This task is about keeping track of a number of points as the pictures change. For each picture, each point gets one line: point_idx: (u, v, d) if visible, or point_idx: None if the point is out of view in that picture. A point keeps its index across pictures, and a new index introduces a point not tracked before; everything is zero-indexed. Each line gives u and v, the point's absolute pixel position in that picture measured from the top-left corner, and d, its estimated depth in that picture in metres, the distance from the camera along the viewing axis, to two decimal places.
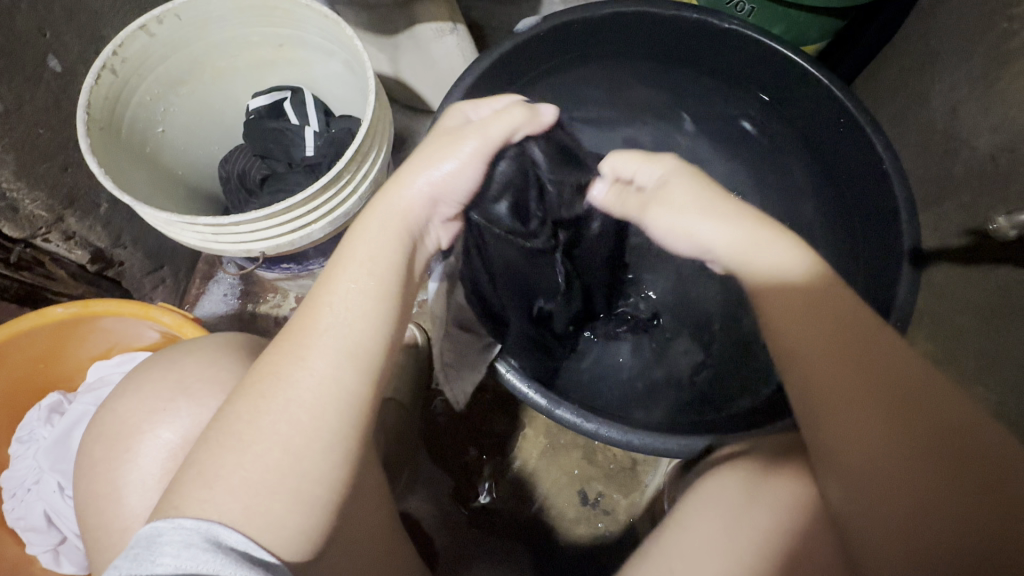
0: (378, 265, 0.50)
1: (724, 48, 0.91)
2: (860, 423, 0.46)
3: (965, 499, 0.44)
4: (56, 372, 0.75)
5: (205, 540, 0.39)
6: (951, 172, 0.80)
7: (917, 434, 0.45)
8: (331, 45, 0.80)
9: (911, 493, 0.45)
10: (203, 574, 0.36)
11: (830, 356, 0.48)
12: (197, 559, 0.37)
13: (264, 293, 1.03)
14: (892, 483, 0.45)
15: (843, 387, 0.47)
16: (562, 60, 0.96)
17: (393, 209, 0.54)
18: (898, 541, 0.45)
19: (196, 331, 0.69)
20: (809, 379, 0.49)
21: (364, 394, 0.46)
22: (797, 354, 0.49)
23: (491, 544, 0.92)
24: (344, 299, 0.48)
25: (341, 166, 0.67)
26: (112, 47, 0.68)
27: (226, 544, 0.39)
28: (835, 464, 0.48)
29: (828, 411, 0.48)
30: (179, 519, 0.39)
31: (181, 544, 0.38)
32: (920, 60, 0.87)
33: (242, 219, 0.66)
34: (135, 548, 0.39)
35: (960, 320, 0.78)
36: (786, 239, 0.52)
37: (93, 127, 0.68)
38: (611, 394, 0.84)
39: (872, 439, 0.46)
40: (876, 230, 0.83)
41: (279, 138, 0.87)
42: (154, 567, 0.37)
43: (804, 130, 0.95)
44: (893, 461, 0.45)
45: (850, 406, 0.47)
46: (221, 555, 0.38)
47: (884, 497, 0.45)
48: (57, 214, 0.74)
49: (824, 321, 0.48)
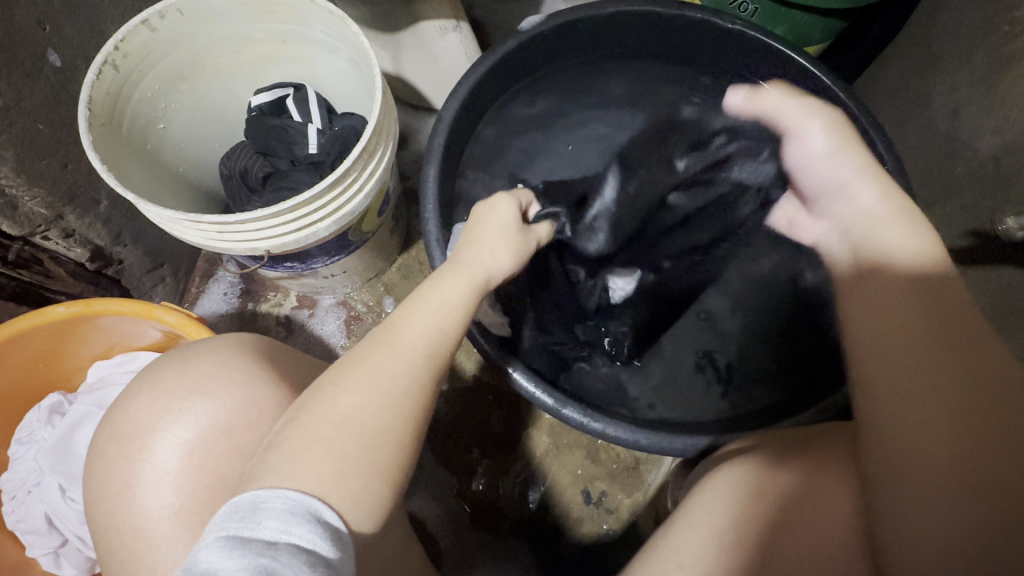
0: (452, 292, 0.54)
1: (728, 49, 0.92)
2: (902, 382, 0.51)
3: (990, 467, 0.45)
4: (55, 373, 0.74)
5: (306, 512, 0.40)
6: (954, 173, 0.81)
7: (962, 402, 0.48)
8: (335, 42, 0.79)
9: (938, 455, 0.47)
10: (305, 547, 0.37)
11: (896, 323, 0.53)
12: (300, 530, 0.38)
13: (266, 292, 1.03)
14: (922, 443, 0.48)
15: (894, 349, 0.53)
16: (566, 58, 0.95)
17: (455, 260, 0.58)
18: (917, 502, 0.47)
19: (200, 330, 0.68)
20: (862, 342, 0.56)
21: (383, 404, 0.47)
22: (864, 323, 0.56)
23: (495, 544, 0.93)
24: (422, 321, 0.52)
25: (348, 164, 0.66)
26: (114, 42, 0.67)
27: (322, 519, 0.40)
28: (871, 422, 0.52)
29: (876, 370, 0.53)
30: (282, 489, 0.40)
31: (285, 512, 0.39)
32: (922, 62, 0.87)
33: (247, 217, 0.65)
34: (237, 512, 0.39)
35: None
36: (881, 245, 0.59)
37: (94, 123, 0.67)
38: (616, 397, 0.83)
39: (910, 400, 0.50)
40: None
41: (281, 136, 0.87)
42: (259, 531, 0.37)
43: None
44: (932, 421, 0.48)
45: (896, 366, 0.52)
46: (320, 529, 0.39)
47: (912, 455, 0.48)
48: (56, 212, 0.72)
49: (896, 301, 0.55)
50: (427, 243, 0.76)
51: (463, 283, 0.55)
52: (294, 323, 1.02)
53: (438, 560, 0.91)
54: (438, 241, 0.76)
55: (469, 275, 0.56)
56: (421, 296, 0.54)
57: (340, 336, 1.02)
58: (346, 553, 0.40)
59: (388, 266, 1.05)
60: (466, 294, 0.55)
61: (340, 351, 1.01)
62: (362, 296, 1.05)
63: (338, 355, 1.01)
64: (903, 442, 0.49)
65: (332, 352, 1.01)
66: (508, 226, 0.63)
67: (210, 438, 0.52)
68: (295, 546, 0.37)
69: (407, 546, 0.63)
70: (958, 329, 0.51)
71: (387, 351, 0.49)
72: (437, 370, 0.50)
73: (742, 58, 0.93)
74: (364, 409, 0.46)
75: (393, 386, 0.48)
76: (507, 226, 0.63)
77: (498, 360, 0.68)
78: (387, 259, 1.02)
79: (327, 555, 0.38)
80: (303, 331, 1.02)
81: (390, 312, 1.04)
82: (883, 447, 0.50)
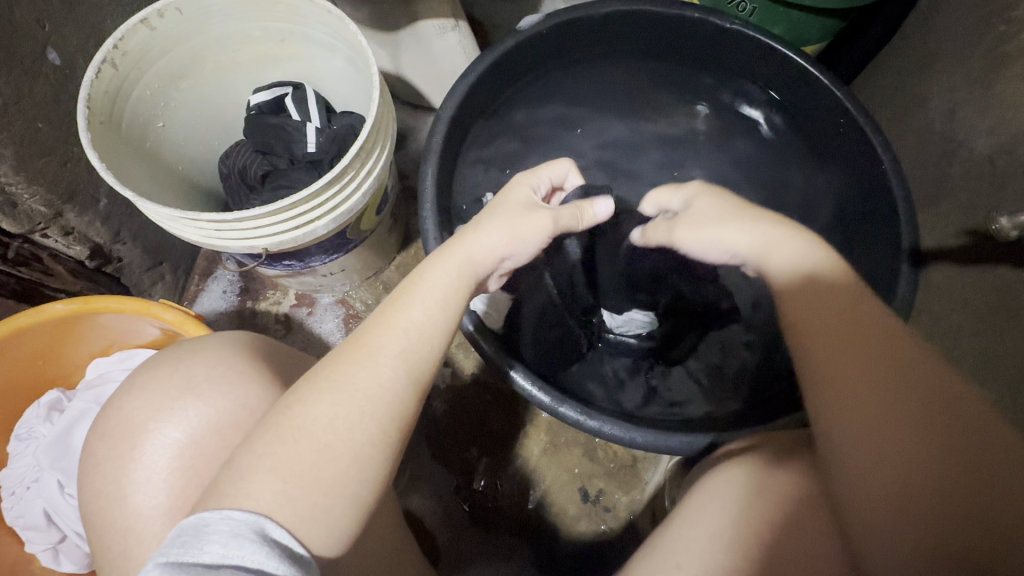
0: (449, 295, 0.55)
1: (726, 48, 0.92)
2: (857, 414, 0.47)
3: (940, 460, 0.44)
4: (55, 370, 0.75)
5: (252, 532, 0.40)
6: (949, 173, 0.81)
7: (906, 403, 0.46)
8: (334, 41, 0.79)
9: (909, 484, 0.44)
10: (248, 567, 0.37)
11: (833, 331, 0.49)
12: (243, 551, 0.38)
13: (264, 291, 1.03)
14: (890, 473, 0.45)
15: (846, 379, 0.48)
16: (565, 57, 0.96)
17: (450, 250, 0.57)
18: (895, 536, 0.44)
19: (198, 328, 0.68)
20: (811, 371, 0.50)
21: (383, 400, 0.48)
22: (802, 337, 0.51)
23: (493, 542, 0.93)
24: (421, 323, 0.52)
25: (346, 163, 0.66)
26: (113, 41, 0.67)
27: (270, 537, 0.41)
28: (834, 447, 0.48)
29: (828, 399, 0.48)
30: (227, 510, 0.41)
31: (229, 533, 0.39)
32: (919, 62, 0.87)
33: (244, 216, 0.65)
34: (180, 537, 0.39)
35: (957, 320, 0.78)
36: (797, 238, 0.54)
37: (93, 121, 0.67)
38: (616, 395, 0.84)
39: (868, 420, 0.46)
40: (874, 230, 0.83)
41: (280, 134, 0.87)
42: (201, 555, 0.38)
43: (803, 131, 0.95)
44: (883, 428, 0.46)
45: (848, 396, 0.47)
46: (265, 548, 0.40)
47: (882, 488, 0.45)
48: (55, 210, 0.73)
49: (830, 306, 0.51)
50: (426, 243, 0.77)
51: (451, 280, 0.55)
52: (292, 321, 1.03)
53: (436, 557, 0.92)
54: (438, 241, 0.76)
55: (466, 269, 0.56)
56: (410, 291, 0.54)
57: (339, 334, 1.02)
58: (297, 567, 0.40)
59: (387, 264, 1.06)
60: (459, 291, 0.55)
61: None
62: (361, 294, 1.05)
63: None
64: (873, 474, 0.45)
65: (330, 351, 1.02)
66: (525, 205, 0.62)
67: (209, 435, 0.52)
68: (237, 567, 0.37)
69: (404, 543, 0.64)
70: (895, 349, 0.48)
71: (371, 347, 0.50)
72: (429, 367, 0.51)
73: (739, 57, 0.93)
74: (360, 407, 0.47)
75: (389, 381, 0.49)
76: (524, 204, 0.62)
77: (497, 360, 0.68)
78: (385, 257, 1.03)
79: (272, 573, 0.38)
80: (301, 329, 1.03)
81: None
82: (852, 480, 0.46)
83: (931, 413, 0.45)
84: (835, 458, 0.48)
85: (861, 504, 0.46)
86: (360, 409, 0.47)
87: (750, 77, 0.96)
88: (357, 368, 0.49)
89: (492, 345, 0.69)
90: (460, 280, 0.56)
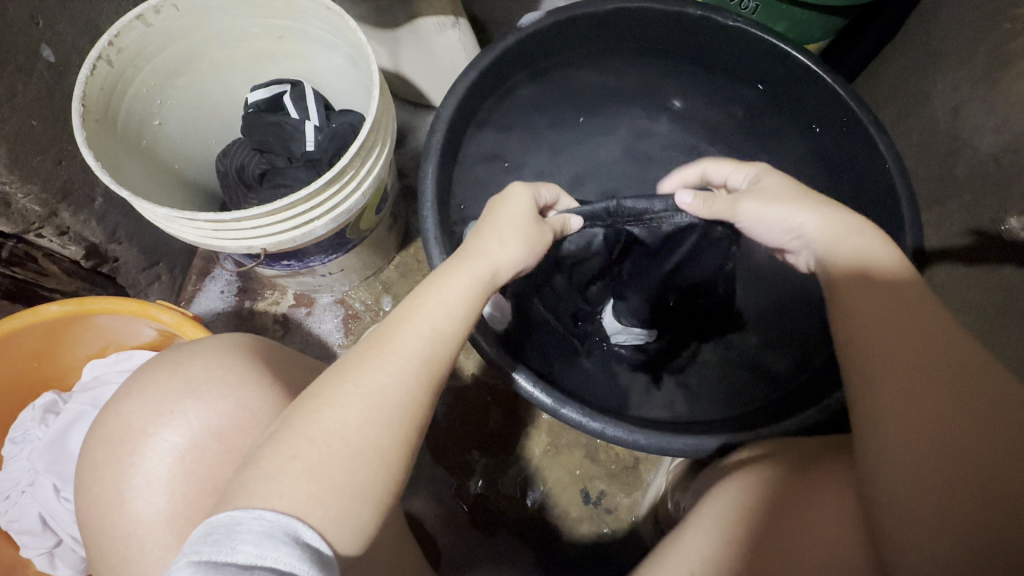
0: (452, 301, 0.53)
1: (728, 46, 0.91)
2: (898, 382, 0.48)
3: (972, 446, 0.44)
4: (51, 371, 0.74)
5: (284, 534, 0.39)
6: (954, 172, 0.81)
7: (945, 388, 0.46)
8: (333, 38, 0.78)
9: (940, 452, 0.45)
10: (281, 571, 0.37)
11: (879, 317, 0.51)
12: (277, 552, 0.38)
13: (262, 291, 1.02)
14: (923, 453, 0.45)
15: (889, 348, 0.50)
16: (566, 55, 0.95)
17: (466, 254, 0.57)
18: (919, 501, 0.45)
19: (196, 330, 0.67)
20: (854, 354, 0.52)
21: (384, 401, 0.47)
22: (848, 319, 0.53)
23: (494, 544, 0.92)
24: (422, 329, 0.51)
25: (346, 162, 0.65)
26: (108, 37, 0.66)
27: (302, 539, 0.40)
28: (867, 426, 0.49)
29: (866, 380, 0.50)
30: (259, 509, 0.40)
31: (262, 534, 0.38)
32: (923, 60, 0.87)
33: (245, 215, 0.64)
34: (212, 534, 0.39)
35: (962, 320, 0.78)
36: (852, 239, 0.56)
37: (88, 119, 0.66)
38: (621, 395, 0.83)
39: (904, 401, 0.47)
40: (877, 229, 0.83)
41: (278, 133, 0.86)
42: (235, 555, 0.37)
43: (806, 130, 0.94)
44: (918, 412, 0.46)
45: (890, 377, 0.49)
46: (298, 551, 0.39)
47: (914, 453, 0.46)
48: (50, 209, 0.72)
49: (883, 295, 0.52)
50: (427, 243, 0.76)
51: (464, 286, 0.54)
52: (290, 321, 1.02)
53: (436, 560, 0.91)
54: (438, 241, 0.76)
55: (474, 274, 0.55)
56: (419, 297, 0.53)
57: (338, 334, 1.02)
58: (328, 571, 0.39)
59: (386, 264, 1.05)
60: (462, 294, 0.54)
61: (338, 349, 1.01)
62: (360, 294, 1.04)
63: (336, 354, 1.01)
64: (908, 440, 0.46)
65: (329, 351, 1.01)
66: (522, 217, 0.60)
67: (205, 441, 0.51)
68: (270, 571, 0.36)
69: (405, 547, 0.63)
70: (940, 338, 0.49)
71: (382, 352, 0.49)
72: (432, 370, 0.50)
73: (742, 55, 0.92)
74: (364, 413, 0.46)
75: (393, 385, 0.48)
76: (520, 214, 0.61)
77: (498, 362, 0.67)
78: (385, 257, 1.02)
79: None
80: (300, 330, 1.02)
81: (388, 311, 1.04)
82: (882, 444, 0.48)
83: (972, 387, 0.46)
84: (869, 423, 0.49)
85: (890, 469, 0.47)
86: (364, 415, 0.46)
87: (753, 75, 0.95)
88: (364, 373, 0.48)
89: (495, 347, 0.68)
90: (471, 285, 0.55)
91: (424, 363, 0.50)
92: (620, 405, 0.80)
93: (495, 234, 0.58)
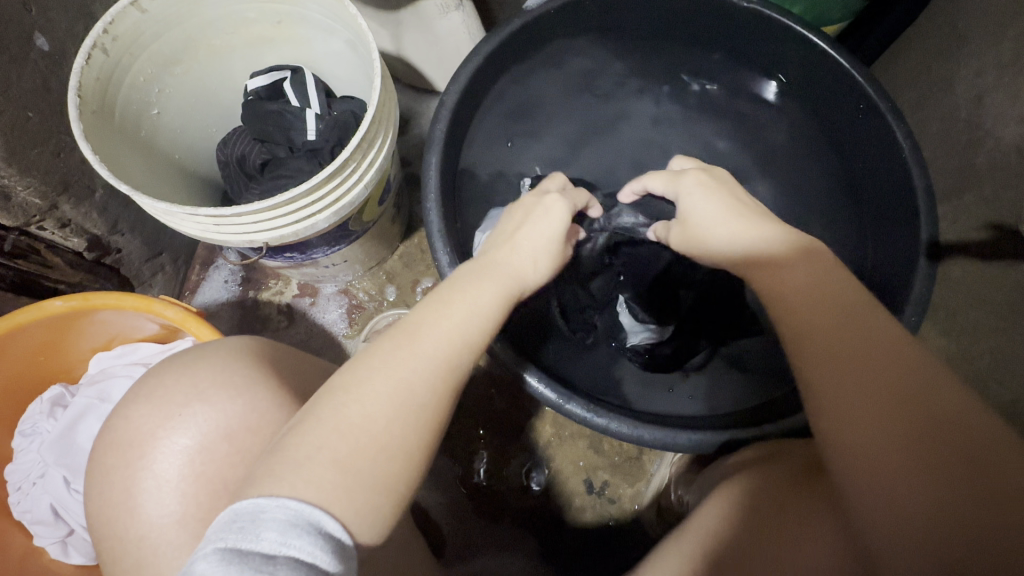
0: (481, 305, 0.53)
1: (741, 28, 0.88)
2: (860, 407, 0.44)
3: (944, 469, 0.41)
4: (57, 364, 0.74)
5: (307, 524, 0.39)
6: (973, 164, 0.78)
7: (907, 407, 0.43)
8: (333, 23, 0.76)
9: (914, 482, 0.41)
10: (304, 564, 0.37)
11: (835, 334, 0.47)
12: (301, 544, 0.38)
13: (266, 280, 1.02)
14: (892, 481, 0.42)
15: (843, 358, 0.46)
16: (572, 39, 0.92)
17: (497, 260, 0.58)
18: (901, 523, 0.41)
19: (201, 326, 0.66)
20: (809, 374, 0.48)
21: (418, 400, 0.47)
22: (803, 338, 0.49)
23: (498, 533, 0.93)
24: (449, 329, 0.50)
25: (346, 155, 0.64)
26: (102, 25, 0.65)
27: (325, 531, 0.40)
28: (835, 453, 0.45)
29: (826, 404, 0.46)
30: (283, 499, 0.40)
31: (286, 525, 0.38)
32: (946, 42, 0.83)
33: (241, 211, 0.63)
34: (238, 521, 0.38)
35: (977, 316, 0.77)
36: (808, 245, 0.54)
37: (85, 110, 0.65)
38: (634, 389, 0.82)
39: (866, 425, 0.44)
40: (892, 221, 0.81)
41: (278, 122, 0.84)
42: (260, 544, 0.37)
43: (818, 116, 0.92)
44: (882, 435, 0.43)
45: (851, 399, 0.45)
46: (320, 542, 0.39)
47: (883, 472, 0.42)
48: (51, 201, 0.71)
49: (835, 307, 0.49)
50: (430, 235, 0.75)
51: (497, 293, 0.54)
52: (295, 311, 1.02)
53: (442, 548, 0.92)
54: (442, 235, 0.75)
55: (495, 277, 0.56)
56: (449, 297, 0.53)
57: (342, 324, 1.02)
58: (346, 562, 0.40)
59: (390, 254, 1.04)
60: (490, 294, 0.54)
61: (342, 339, 1.01)
62: (364, 284, 1.04)
63: (340, 344, 1.01)
64: (876, 459, 0.43)
65: (334, 342, 1.01)
66: (554, 231, 0.62)
67: (212, 443, 0.51)
68: (295, 563, 0.37)
69: (410, 542, 0.64)
70: (901, 352, 0.45)
71: (407, 349, 0.48)
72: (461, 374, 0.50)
73: (758, 39, 0.89)
74: (390, 416, 0.45)
75: (420, 385, 0.47)
76: (552, 228, 0.61)
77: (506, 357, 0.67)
78: (388, 247, 1.01)
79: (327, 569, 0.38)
80: (304, 320, 1.02)
81: (393, 301, 1.03)
82: (851, 471, 0.44)
83: (937, 406, 0.42)
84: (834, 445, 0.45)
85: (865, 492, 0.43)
86: (393, 412, 0.45)
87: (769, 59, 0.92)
88: (386, 371, 0.47)
89: (505, 346, 0.68)
90: (497, 288, 0.55)
91: (455, 363, 0.50)
92: (632, 402, 0.79)
93: (524, 237, 0.60)
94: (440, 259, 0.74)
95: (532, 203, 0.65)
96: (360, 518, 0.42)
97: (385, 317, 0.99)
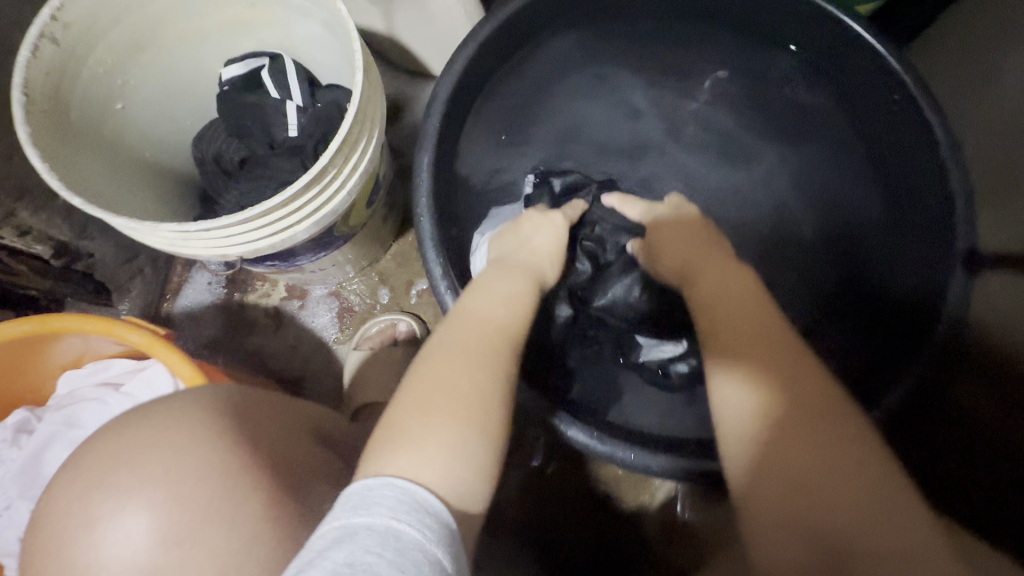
0: (496, 329, 0.60)
1: (765, 8, 0.79)
2: (763, 481, 0.47)
3: (821, 542, 0.44)
4: (22, 384, 0.67)
5: (413, 501, 0.45)
6: (1018, 163, 0.71)
7: (800, 479, 0.45)
8: (310, 5, 0.68)
9: (800, 556, 0.44)
10: (414, 537, 0.42)
11: (742, 400, 0.50)
12: (408, 518, 0.43)
13: (252, 282, 0.96)
14: (785, 552, 0.45)
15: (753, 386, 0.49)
16: (577, 19, 0.83)
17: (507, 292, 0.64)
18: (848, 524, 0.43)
19: (169, 351, 0.59)
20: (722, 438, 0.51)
21: (455, 421, 0.51)
22: (718, 400, 0.52)
23: (498, 548, 0.90)
24: (472, 355, 0.56)
25: (326, 161, 0.57)
26: (50, 11, 0.57)
27: (430, 507, 0.45)
28: (744, 519, 0.48)
29: (736, 472, 0.49)
30: (390, 478, 0.46)
31: (395, 501, 0.44)
32: (995, 23, 0.75)
33: (208, 226, 0.56)
34: (356, 498, 0.45)
35: (1015, 331, 0.70)
36: (748, 297, 0.56)
37: (34, 109, 0.58)
38: (643, 404, 0.77)
39: (765, 497, 0.46)
40: (926, 227, 0.73)
41: (257, 115, 0.77)
42: (376, 515, 0.43)
43: (847, 107, 0.84)
44: (773, 506, 0.46)
45: (759, 472, 0.47)
46: (425, 518, 0.44)
47: (808, 539, 0.44)
48: (6, 209, 0.66)
49: (751, 371, 0.50)
50: (421, 245, 0.71)
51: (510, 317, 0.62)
52: (283, 314, 0.96)
53: None
54: (434, 245, 0.70)
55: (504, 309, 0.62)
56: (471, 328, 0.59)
57: (333, 329, 0.96)
58: (449, 539, 0.44)
59: (382, 253, 0.98)
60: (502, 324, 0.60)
61: (333, 345, 0.96)
62: (356, 285, 0.98)
63: (331, 350, 0.95)
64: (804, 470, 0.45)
65: (324, 347, 0.95)
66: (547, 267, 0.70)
67: None
68: (407, 535, 0.42)
69: None
70: (805, 418, 0.47)
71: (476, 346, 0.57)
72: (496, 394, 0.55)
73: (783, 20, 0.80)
74: (421, 444, 0.49)
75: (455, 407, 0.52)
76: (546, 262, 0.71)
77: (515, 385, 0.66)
78: (380, 247, 0.95)
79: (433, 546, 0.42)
80: (293, 324, 0.96)
81: (386, 304, 0.98)
82: (757, 540, 0.47)
83: (823, 478, 0.45)
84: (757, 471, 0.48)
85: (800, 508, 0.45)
86: (429, 435, 0.49)
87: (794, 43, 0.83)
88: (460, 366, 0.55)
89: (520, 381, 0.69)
90: (506, 316, 0.62)
91: (485, 386, 0.55)
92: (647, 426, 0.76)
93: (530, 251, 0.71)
94: (432, 271, 0.70)
95: (535, 237, 0.72)
96: (447, 497, 0.47)
97: (377, 322, 0.93)
